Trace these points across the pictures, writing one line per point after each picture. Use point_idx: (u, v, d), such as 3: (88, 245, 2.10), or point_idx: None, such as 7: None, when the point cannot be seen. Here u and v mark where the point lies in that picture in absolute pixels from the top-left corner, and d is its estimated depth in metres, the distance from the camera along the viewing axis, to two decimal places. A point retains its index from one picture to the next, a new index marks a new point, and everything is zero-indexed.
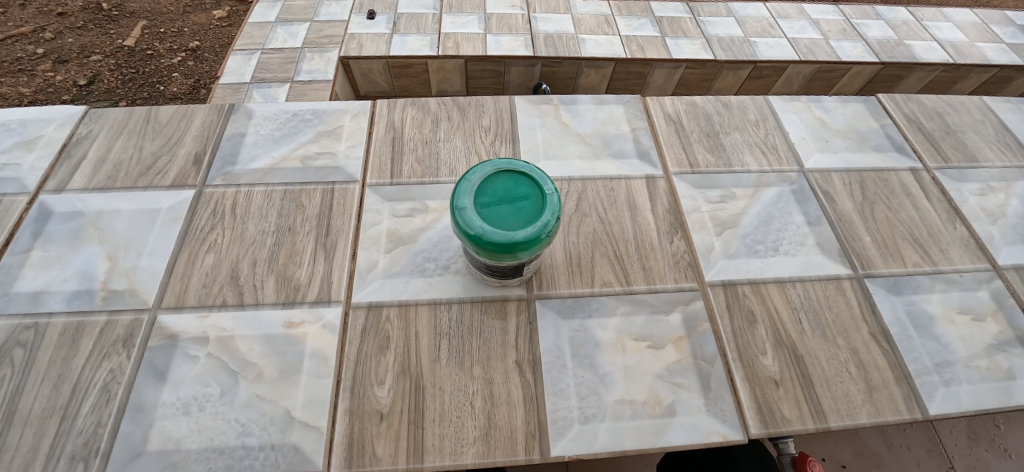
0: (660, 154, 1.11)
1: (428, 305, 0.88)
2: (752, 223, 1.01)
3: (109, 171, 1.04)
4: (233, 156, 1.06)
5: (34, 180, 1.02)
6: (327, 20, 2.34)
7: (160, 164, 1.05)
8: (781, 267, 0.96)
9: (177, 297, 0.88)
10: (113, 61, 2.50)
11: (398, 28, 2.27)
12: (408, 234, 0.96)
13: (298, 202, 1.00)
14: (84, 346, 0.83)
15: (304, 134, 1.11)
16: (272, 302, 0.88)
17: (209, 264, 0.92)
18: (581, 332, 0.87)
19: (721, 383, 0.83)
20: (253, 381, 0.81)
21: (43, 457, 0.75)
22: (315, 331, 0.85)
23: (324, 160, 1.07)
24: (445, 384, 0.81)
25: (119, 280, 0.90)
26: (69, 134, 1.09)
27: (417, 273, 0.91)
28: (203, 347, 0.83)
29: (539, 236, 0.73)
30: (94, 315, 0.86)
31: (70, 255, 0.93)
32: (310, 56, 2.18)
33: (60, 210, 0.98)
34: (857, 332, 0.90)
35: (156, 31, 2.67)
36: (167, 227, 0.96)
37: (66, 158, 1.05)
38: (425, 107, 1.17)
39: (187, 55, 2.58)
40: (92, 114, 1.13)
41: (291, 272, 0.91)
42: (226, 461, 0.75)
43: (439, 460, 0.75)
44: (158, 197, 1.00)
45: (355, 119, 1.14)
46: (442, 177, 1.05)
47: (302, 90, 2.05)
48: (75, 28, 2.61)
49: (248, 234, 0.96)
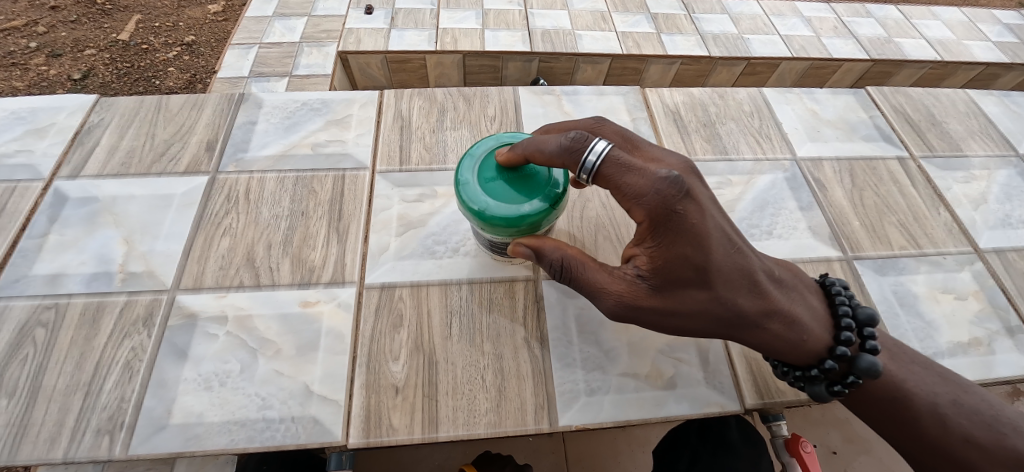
0: (659, 143, 1.16)
1: (439, 285, 0.92)
2: (747, 208, 1.06)
3: (122, 158, 1.06)
4: (244, 144, 1.09)
5: (47, 167, 1.04)
6: (325, 15, 2.37)
7: (173, 151, 1.07)
8: (775, 250, 1.00)
9: (194, 279, 0.91)
10: (108, 55, 2.50)
11: (396, 23, 2.30)
12: (417, 218, 1.00)
13: (310, 187, 1.03)
14: (105, 325, 0.86)
15: (313, 123, 1.14)
16: (288, 283, 0.91)
17: (225, 247, 0.94)
18: (587, 309, 0.90)
19: (719, 357, 0.87)
20: (272, 358, 0.84)
21: (69, 430, 0.77)
22: (329, 310, 0.88)
23: (334, 147, 1.10)
24: (456, 359, 0.85)
25: (136, 263, 0.92)
26: (81, 122, 1.11)
27: (427, 255, 0.95)
28: (221, 326, 0.86)
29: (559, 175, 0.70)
30: (113, 296, 0.89)
31: (86, 238, 0.95)
32: (308, 50, 2.20)
33: (74, 195, 1.00)
34: None
35: (150, 25, 2.68)
36: (181, 212, 0.99)
37: (78, 145, 1.07)
38: (431, 97, 1.21)
39: (182, 49, 2.59)
40: (103, 103, 1.14)
41: (305, 254, 0.94)
42: (247, 432, 0.78)
43: (452, 430, 0.79)
44: (171, 183, 1.02)
45: (363, 108, 1.17)
46: (449, 165, 1.09)
47: (302, 84, 2.07)
48: (68, 22, 2.61)
49: (262, 218, 0.98)
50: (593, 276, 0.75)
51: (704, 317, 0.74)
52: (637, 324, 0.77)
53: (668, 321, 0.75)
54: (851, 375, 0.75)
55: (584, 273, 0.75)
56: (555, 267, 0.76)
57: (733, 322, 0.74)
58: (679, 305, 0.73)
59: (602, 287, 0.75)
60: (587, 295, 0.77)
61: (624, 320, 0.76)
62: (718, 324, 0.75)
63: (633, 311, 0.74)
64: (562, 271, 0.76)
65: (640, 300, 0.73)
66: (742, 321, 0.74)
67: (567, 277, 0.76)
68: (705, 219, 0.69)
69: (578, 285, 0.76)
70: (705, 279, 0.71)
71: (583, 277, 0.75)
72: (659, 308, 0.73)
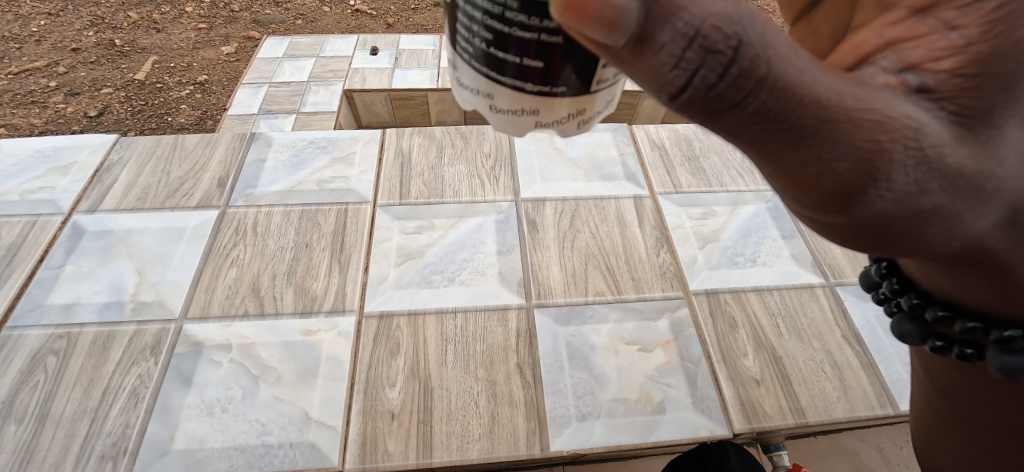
0: (646, 176, 1.21)
1: (435, 314, 0.95)
2: (731, 237, 1.10)
3: (138, 194, 1.11)
4: (254, 180, 1.15)
5: (68, 202, 1.09)
6: (331, 56, 2.49)
7: (187, 186, 1.13)
8: (759, 277, 1.04)
9: (202, 308, 0.95)
10: (124, 94, 2.61)
11: (399, 63, 2.42)
12: (415, 249, 1.05)
13: (314, 220, 1.08)
14: (114, 353, 0.89)
15: (319, 161, 1.20)
16: (291, 312, 0.95)
17: (232, 277, 0.99)
18: (577, 336, 0.94)
19: (707, 382, 0.90)
20: (273, 384, 0.87)
21: (74, 456, 0.79)
22: (330, 338, 0.92)
23: (339, 183, 1.15)
24: (451, 385, 0.87)
25: (147, 293, 0.97)
26: (101, 160, 1.17)
27: (425, 284, 0.99)
28: (225, 353, 0.90)
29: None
30: (124, 325, 0.92)
31: (101, 269, 1.00)
32: (315, 89, 2.30)
33: (91, 228, 1.05)
34: (830, 334, 0.96)
35: (166, 65, 2.81)
36: (192, 243, 1.03)
37: (98, 182, 1.13)
38: (431, 135, 1.27)
39: (194, 88, 2.70)
40: (123, 142, 1.21)
41: (309, 284, 0.98)
42: (246, 458, 0.80)
43: (446, 455, 0.80)
44: (184, 217, 1.08)
45: (366, 146, 1.24)
46: (447, 198, 1.14)
47: (308, 120, 2.14)
48: (88, 63, 2.74)
49: (268, 250, 1.03)
50: (809, 74, 0.32)
51: (995, 203, 0.34)
52: (879, 211, 0.35)
53: (929, 191, 0.33)
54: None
55: (797, 67, 0.31)
56: (727, 72, 0.31)
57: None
58: (993, 170, 0.33)
59: (846, 117, 0.32)
60: (793, 143, 0.34)
61: (881, 175, 0.33)
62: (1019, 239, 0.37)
63: (889, 163, 0.32)
64: (745, 74, 0.31)
65: (933, 144, 0.32)
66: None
67: (751, 84, 0.31)
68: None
69: (782, 124, 0.33)
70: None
71: (795, 76, 0.31)
72: (925, 155, 0.32)
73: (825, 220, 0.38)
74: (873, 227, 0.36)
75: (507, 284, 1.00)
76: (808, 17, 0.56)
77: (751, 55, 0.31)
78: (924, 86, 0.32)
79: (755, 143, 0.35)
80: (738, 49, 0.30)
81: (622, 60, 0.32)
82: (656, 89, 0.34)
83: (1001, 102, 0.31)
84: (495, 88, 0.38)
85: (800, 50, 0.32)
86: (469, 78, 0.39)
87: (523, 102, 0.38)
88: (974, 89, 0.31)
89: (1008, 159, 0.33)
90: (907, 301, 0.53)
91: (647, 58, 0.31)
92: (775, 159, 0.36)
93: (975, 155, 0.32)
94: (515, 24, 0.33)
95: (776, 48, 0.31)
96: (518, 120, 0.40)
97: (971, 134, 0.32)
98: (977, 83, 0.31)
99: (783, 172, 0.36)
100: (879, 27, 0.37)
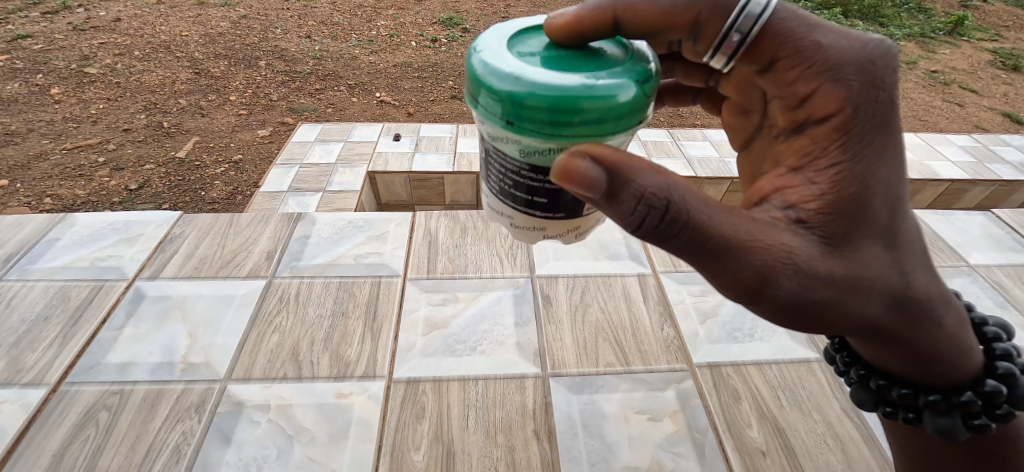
0: (649, 257, 1.34)
1: (458, 381, 1.03)
2: (729, 313, 1.20)
3: (195, 264, 1.24)
4: (298, 254, 1.28)
5: (131, 269, 1.22)
6: (359, 141, 2.73)
7: (238, 258, 1.26)
8: (758, 351, 1.12)
9: (245, 370, 1.03)
10: (163, 170, 2.83)
11: (419, 148, 2.65)
12: (441, 319, 1.14)
13: (350, 291, 1.19)
14: (162, 410, 0.96)
15: (356, 238, 1.33)
16: (326, 375, 1.03)
17: (275, 342, 1.08)
18: (590, 404, 1.01)
19: (714, 452, 0.95)
20: (306, 444, 0.93)
21: None
22: (361, 401, 0.99)
23: (373, 258, 1.28)
24: (473, 450, 0.93)
25: (197, 354, 1.05)
26: (164, 234, 1.31)
27: (449, 353, 1.08)
28: (264, 413, 0.97)
29: (616, 122, 0.50)
30: (173, 384, 1.00)
31: (156, 332, 1.09)
32: (342, 170, 2.50)
33: (150, 293, 1.16)
34: (829, 407, 1.02)
35: (206, 145, 3.06)
36: (240, 309, 1.14)
37: (159, 252, 1.26)
38: (455, 218, 1.42)
39: (229, 166, 2.92)
40: (185, 218, 1.36)
41: (343, 350, 1.07)
42: None
43: None
44: (234, 285, 1.19)
45: (398, 226, 1.38)
46: (470, 274, 1.25)
47: (333, 198, 2.31)
48: (135, 142, 2.99)
49: (308, 317, 1.13)
50: (716, 220, 0.53)
51: (872, 296, 0.57)
52: (781, 301, 0.55)
53: (812, 289, 0.55)
54: (1005, 403, 0.66)
55: (704, 215, 0.52)
56: (664, 217, 0.52)
57: (901, 302, 0.59)
58: (859, 273, 0.56)
59: (742, 245, 0.53)
60: (715, 261, 0.54)
61: (773, 280, 0.54)
62: (894, 317, 0.60)
63: (776, 273, 0.53)
64: (675, 219, 0.52)
65: (804, 260, 0.54)
66: (926, 312, 0.61)
67: (679, 225, 0.52)
68: (910, 209, 0.60)
69: (704, 249, 0.54)
70: (896, 243, 0.58)
71: (704, 220, 0.52)
72: (799, 267, 0.54)
73: (762, 312, 0.59)
74: (790, 314, 0.57)
75: (524, 353, 1.08)
76: (744, 150, 0.80)
77: (676, 209, 0.52)
78: (800, 218, 0.56)
79: (692, 260, 0.56)
80: (669, 206, 0.52)
81: (603, 205, 0.55)
82: (625, 225, 0.55)
83: (848, 233, 0.56)
84: (515, 213, 0.62)
85: (712, 202, 0.54)
86: (498, 205, 0.63)
87: (533, 222, 0.62)
88: (831, 222, 0.56)
89: (861, 265, 0.56)
90: (857, 372, 0.74)
91: (617, 207, 0.54)
92: (709, 270, 0.56)
93: (842, 264, 0.55)
94: (527, 178, 0.57)
95: (693, 205, 0.52)
96: (531, 233, 0.64)
97: (834, 251, 0.55)
98: (831, 218, 0.56)
99: (713, 278, 0.56)
100: (769, 178, 0.63)
